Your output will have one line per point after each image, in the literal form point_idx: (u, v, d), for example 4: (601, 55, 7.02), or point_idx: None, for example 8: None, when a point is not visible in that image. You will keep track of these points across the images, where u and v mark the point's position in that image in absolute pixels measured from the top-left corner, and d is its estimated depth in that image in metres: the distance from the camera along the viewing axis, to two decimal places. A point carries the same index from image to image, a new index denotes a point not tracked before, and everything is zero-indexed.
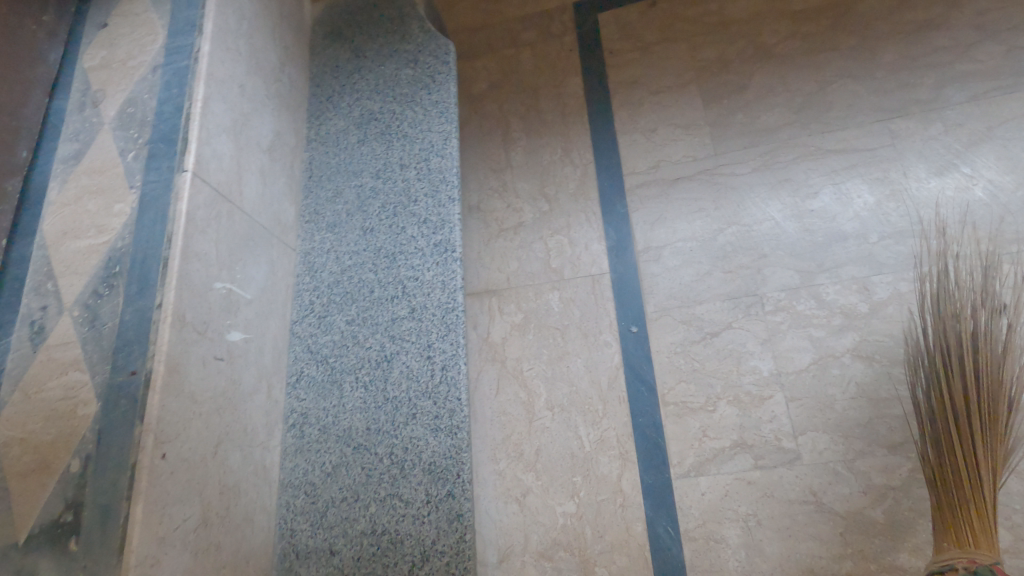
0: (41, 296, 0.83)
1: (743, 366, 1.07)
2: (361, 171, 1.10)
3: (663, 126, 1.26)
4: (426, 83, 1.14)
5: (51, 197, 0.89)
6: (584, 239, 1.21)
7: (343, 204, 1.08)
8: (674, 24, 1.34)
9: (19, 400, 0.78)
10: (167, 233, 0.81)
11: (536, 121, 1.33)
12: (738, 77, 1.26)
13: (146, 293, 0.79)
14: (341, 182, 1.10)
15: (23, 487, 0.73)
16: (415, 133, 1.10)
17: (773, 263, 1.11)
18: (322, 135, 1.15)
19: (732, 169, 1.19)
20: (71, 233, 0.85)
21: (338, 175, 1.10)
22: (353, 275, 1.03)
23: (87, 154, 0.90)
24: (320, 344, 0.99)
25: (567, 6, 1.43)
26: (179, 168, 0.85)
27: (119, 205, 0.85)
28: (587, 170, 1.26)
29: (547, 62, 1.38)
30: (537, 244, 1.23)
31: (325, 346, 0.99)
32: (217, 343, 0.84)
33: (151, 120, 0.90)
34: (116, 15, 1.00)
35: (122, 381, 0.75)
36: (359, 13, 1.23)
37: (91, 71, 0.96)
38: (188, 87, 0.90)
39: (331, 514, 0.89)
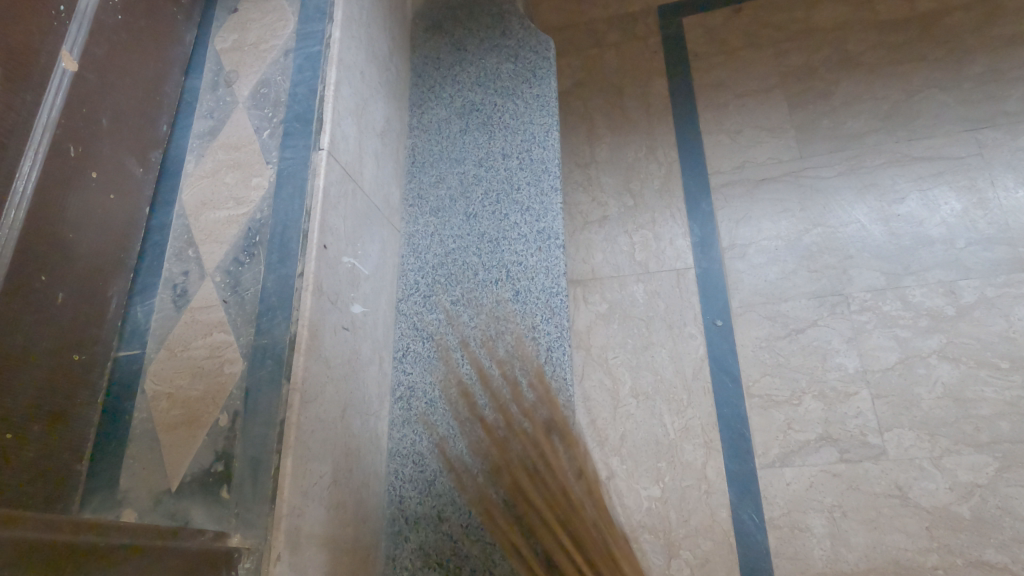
0: (182, 262, 0.88)
1: (829, 363, 1.09)
2: (464, 159, 1.14)
3: (748, 128, 1.29)
4: (527, 77, 1.18)
5: (189, 170, 0.94)
6: (668, 236, 1.25)
7: (447, 190, 1.12)
8: (760, 30, 1.37)
9: (165, 358, 0.82)
10: (305, 207, 0.86)
11: (620, 119, 1.37)
12: (824, 83, 1.28)
13: (287, 263, 0.83)
14: (444, 169, 1.14)
15: (173, 438, 0.78)
16: (517, 124, 1.14)
17: (858, 264, 1.14)
18: (424, 123, 1.19)
19: (818, 172, 1.22)
20: (210, 204, 0.90)
21: (440, 162, 1.15)
22: (458, 258, 1.07)
23: (222, 130, 0.95)
24: (424, 322, 1.03)
25: (652, 9, 1.46)
26: (314, 148, 0.90)
27: (257, 179, 0.90)
28: (672, 168, 1.30)
29: (631, 62, 1.42)
30: (621, 237, 1.27)
31: (430, 325, 1.03)
32: (344, 314, 0.89)
33: (285, 101, 0.94)
34: (246, 1, 1.05)
35: (267, 343, 0.80)
36: (460, 8, 1.28)
37: (224, 53, 1.01)
38: (321, 71, 0.95)
39: (439, 483, 0.93)
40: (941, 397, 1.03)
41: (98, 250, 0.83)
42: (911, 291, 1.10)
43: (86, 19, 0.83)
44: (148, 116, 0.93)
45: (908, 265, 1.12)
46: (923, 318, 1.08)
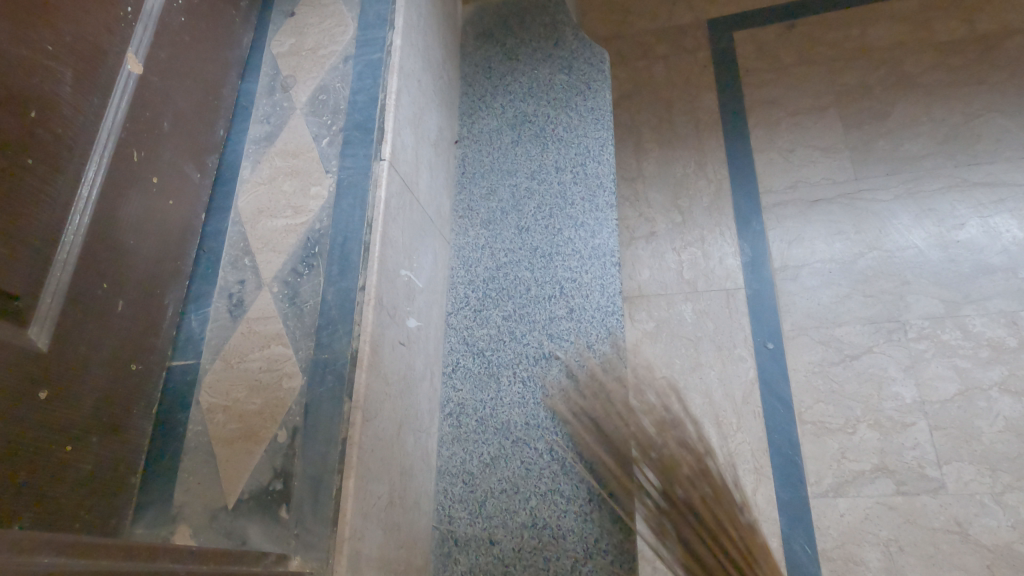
0: (238, 270, 0.86)
1: (885, 391, 1.07)
2: (516, 171, 1.12)
3: (801, 147, 1.27)
4: (581, 89, 1.16)
5: (245, 176, 0.92)
6: (717, 254, 1.22)
7: (498, 202, 1.10)
8: (814, 47, 1.34)
9: (221, 369, 0.81)
10: (367, 219, 0.84)
11: (668, 133, 1.35)
12: (880, 104, 1.26)
13: (348, 275, 0.81)
14: (495, 180, 1.12)
15: (229, 452, 0.76)
16: (571, 137, 1.12)
17: (916, 290, 1.11)
18: (475, 133, 1.17)
19: (874, 195, 1.19)
20: (266, 212, 0.89)
21: (492, 174, 1.13)
22: (509, 272, 1.05)
23: (279, 136, 0.93)
24: (476, 337, 1.01)
25: (702, 22, 1.44)
26: (375, 158, 0.88)
27: (316, 188, 0.88)
28: (722, 185, 1.27)
29: (680, 76, 1.40)
30: (670, 254, 1.24)
31: (481, 340, 1.01)
32: (401, 328, 0.87)
33: (345, 108, 0.92)
34: (303, 5, 1.03)
35: (326, 358, 0.77)
36: (512, 16, 1.26)
37: (281, 58, 1.00)
38: (382, 79, 0.93)
39: (490, 504, 0.91)
40: (1002, 431, 1.01)
41: (157, 257, 0.81)
42: (971, 320, 1.08)
43: (152, 21, 0.82)
44: (206, 120, 0.91)
45: (968, 293, 1.09)
46: (983, 349, 1.06)
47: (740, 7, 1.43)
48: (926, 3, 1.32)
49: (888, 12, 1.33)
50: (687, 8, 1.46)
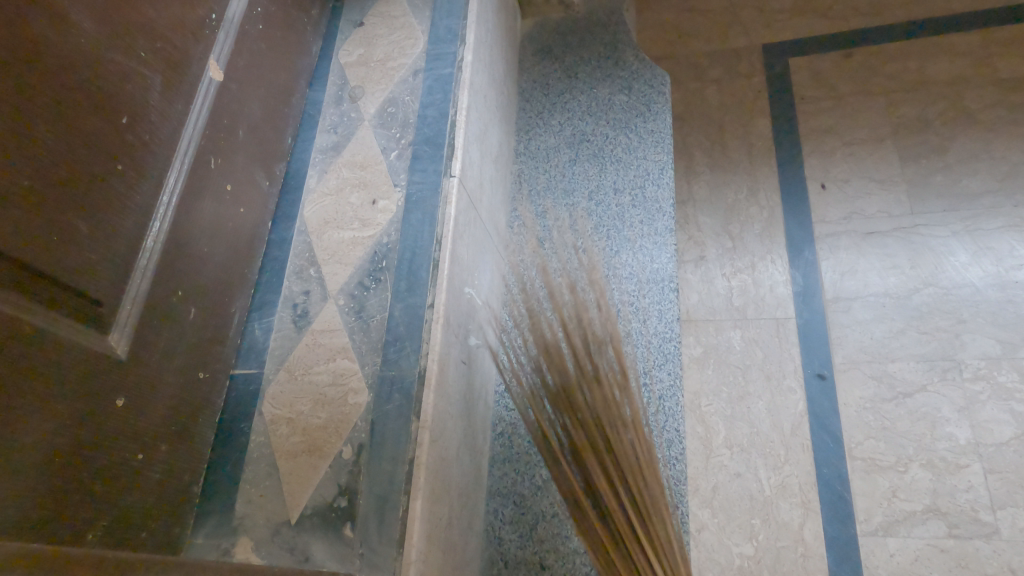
0: (303, 280, 0.86)
1: (938, 431, 1.05)
2: (574, 190, 1.11)
3: (856, 178, 1.26)
4: (641, 111, 1.15)
5: (311, 185, 0.92)
6: (767, 279, 1.21)
7: (554, 221, 1.10)
8: (871, 77, 1.33)
9: (284, 380, 0.80)
10: (436, 236, 0.84)
11: (721, 157, 1.34)
12: (938, 138, 1.25)
13: (417, 291, 0.81)
14: (553, 198, 1.12)
15: (293, 466, 0.75)
16: (630, 159, 1.12)
17: (972, 329, 1.10)
18: (533, 150, 1.17)
19: (931, 231, 1.18)
20: (333, 223, 0.88)
21: (549, 192, 1.12)
22: None
23: (346, 147, 0.93)
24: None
25: (757, 47, 1.43)
26: (445, 174, 0.88)
27: (384, 201, 0.88)
28: (774, 213, 1.26)
29: (734, 100, 1.39)
30: (720, 280, 1.23)
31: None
32: (463, 346, 0.86)
33: (414, 122, 0.92)
34: (373, 16, 1.03)
35: (394, 375, 0.77)
36: (571, 34, 1.26)
37: (349, 68, 1.00)
38: (452, 95, 0.93)
39: (542, 527, 0.91)
40: None
41: (228, 266, 0.81)
42: None
43: (232, 29, 0.82)
44: (277, 127, 0.91)
45: None
46: None
47: (796, 33, 1.43)
48: (987, 39, 1.31)
49: (947, 46, 1.32)
50: (742, 32, 1.46)
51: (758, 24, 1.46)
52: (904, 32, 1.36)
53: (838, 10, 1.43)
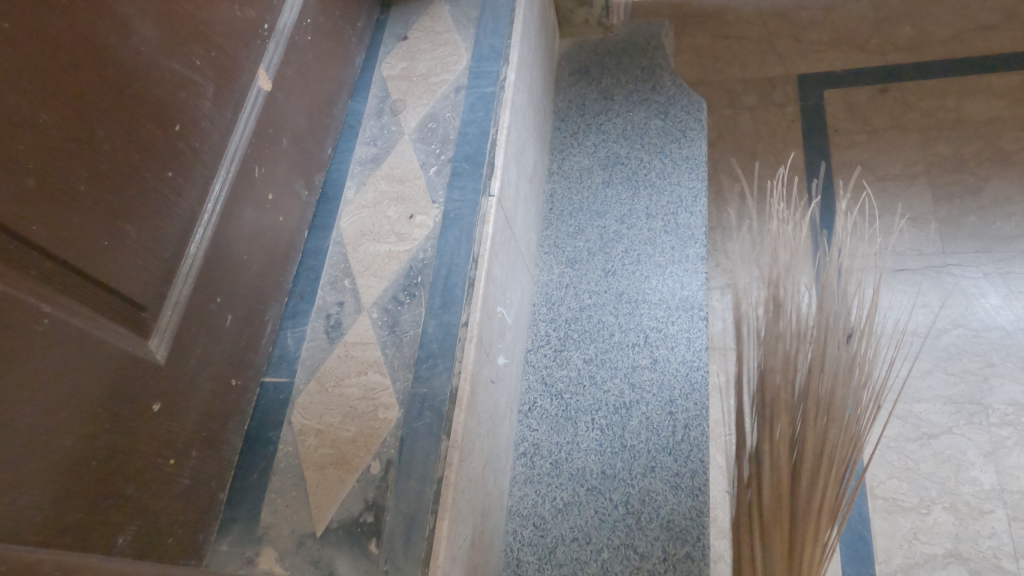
0: (337, 291, 0.86)
1: (962, 475, 1.04)
2: (605, 213, 1.11)
3: (888, 214, 1.25)
4: (677, 136, 1.15)
5: (349, 197, 0.92)
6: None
7: (585, 242, 1.10)
8: (906, 113, 1.33)
9: (314, 391, 0.80)
10: (473, 254, 0.84)
11: (752, 185, 1.33)
12: (972, 178, 1.24)
13: (451, 308, 0.81)
14: (584, 220, 1.11)
15: (320, 478, 0.75)
16: (664, 184, 1.12)
17: (1001, 374, 1.09)
18: (566, 170, 1.17)
19: (962, 271, 1.17)
20: (370, 235, 0.89)
21: (580, 213, 1.12)
22: (593, 315, 1.04)
23: (386, 160, 0.94)
24: (555, 377, 1.00)
25: (792, 76, 1.43)
26: (484, 192, 0.88)
27: (421, 217, 0.88)
28: (803, 244, 1.26)
29: (767, 129, 1.39)
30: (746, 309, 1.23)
31: (559, 380, 1.00)
32: (492, 366, 0.86)
33: (454, 139, 0.93)
34: (416, 30, 1.04)
35: (425, 393, 0.77)
36: (609, 56, 1.26)
37: (391, 81, 1.00)
38: (493, 113, 0.93)
39: (560, 551, 0.90)
40: None
41: (265, 274, 0.81)
42: None
43: (281, 39, 0.83)
44: (319, 137, 0.92)
45: None
46: None
47: (832, 65, 1.42)
48: None
49: (985, 85, 1.32)
50: (777, 61, 1.46)
51: (794, 54, 1.46)
52: (942, 70, 1.36)
53: (875, 44, 1.42)
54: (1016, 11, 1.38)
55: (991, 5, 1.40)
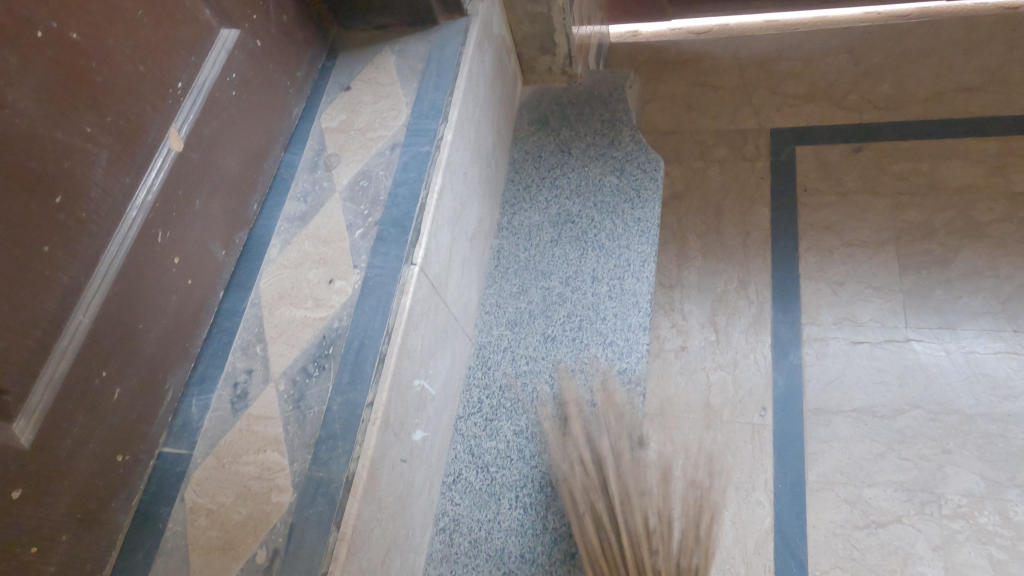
0: (248, 358, 0.83)
1: (909, 569, 0.99)
2: (551, 273, 1.08)
3: (853, 282, 1.20)
4: (631, 196, 1.12)
5: (273, 255, 0.89)
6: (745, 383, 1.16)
7: (527, 303, 1.06)
8: (879, 175, 1.28)
9: (212, 465, 0.77)
10: (387, 327, 0.80)
11: (715, 244, 1.29)
12: (942, 249, 1.19)
13: (358, 386, 0.78)
14: (528, 280, 1.08)
15: (203, 563, 0.72)
16: (613, 246, 1.08)
17: (957, 462, 1.04)
18: (517, 224, 1.13)
19: (925, 348, 1.12)
20: (287, 300, 0.85)
21: (526, 272, 1.09)
22: (528, 383, 1.00)
23: (313, 218, 0.91)
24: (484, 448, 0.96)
25: (765, 130, 1.39)
26: (406, 261, 0.84)
27: (341, 282, 0.85)
28: (763, 308, 1.21)
29: (735, 185, 1.34)
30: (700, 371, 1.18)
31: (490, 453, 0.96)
32: (405, 444, 0.82)
33: (384, 200, 0.89)
34: (360, 80, 1.01)
35: (321, 478, 0.73)
36: (570, 106, 1.23)
37: (329, 133, 0.97)
38: (426, 175, 0.90)
39: None
40: None
41: (167, 342, 0.77)
42: (1012, 506, 1.00)
43: (201, 95, 0.79)
44: (243, 193, 0.88)
45: (1013, 475, 1.02)
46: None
47: (807, 120, 1.38)
48: (1005, 147, 1.25)
49: (963, 150, 1.26)
50: (751, 113, 1.42)
51: (770, 107, 1.41)
52: (919, 131, 1.31)
53: (853, 100, 1.38)
54: (999, 72, 1.34)
55: (974, 65, 1.36)
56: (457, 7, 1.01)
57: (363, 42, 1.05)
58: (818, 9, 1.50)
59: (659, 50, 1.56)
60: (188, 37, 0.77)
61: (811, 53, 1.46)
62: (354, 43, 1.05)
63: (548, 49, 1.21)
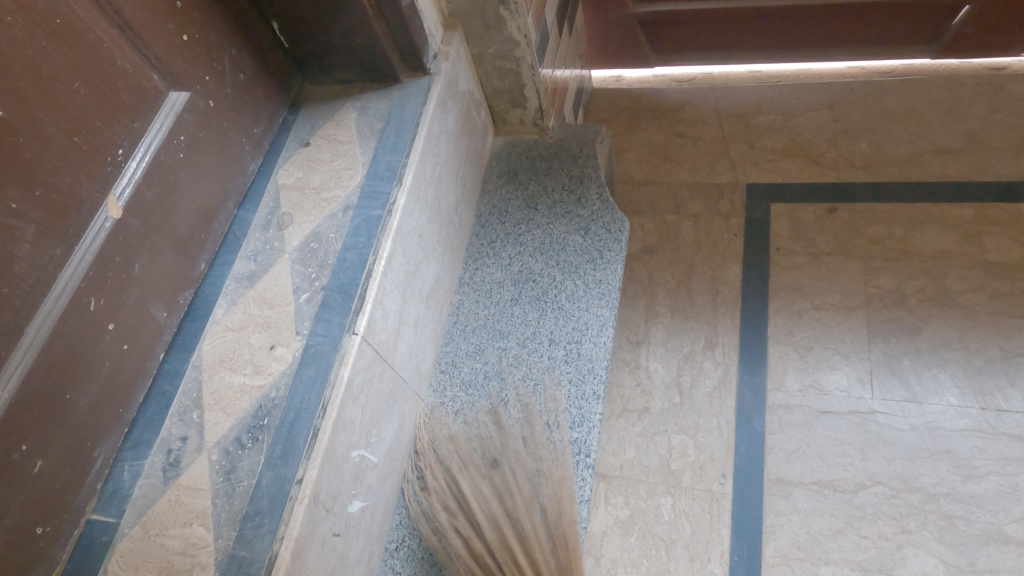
0: (183, 424, 0.81)
1: None
2: (509, 333, 1.06)
3: (820, 347, 1.18)
4: (593, 257, 1.11)
5: (217, 315, 0.88)
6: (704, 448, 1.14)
7: (483, 364, 1.04)
8: (852, 237, 1.26)
9: (137, 536, 0.75)
10: (323, 400, 0.79)
11: (684, 300, 1.27)
12: (913, 317, 1.17)
13: (290, 461, 0.76)
14: (486, 340, 1.06)
15: None
16: (572, 308, 1.07)
17: (917, 543, 1.01)
18: (479, 280, 1.12)
19: (890, 421, 1.09)
20: (227, 364, 0.84)
21: (484, 331, 1.07)
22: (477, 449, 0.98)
23: (261, 279, 0.90)
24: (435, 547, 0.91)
25: (741, 185, 1.37)
26: (348, 329, 0.83)
27: (282, 348, 0.84)
28: (729, 371, 1.19)
29: (708, 240, 1.33)
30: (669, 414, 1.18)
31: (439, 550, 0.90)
32: (338, 518, 0.80)
33: (332, 264, 0.88)
34: (320, 136, 1.00)
35: (245, 557, 0.72)
36: (539, 160, 1.22)
37: (284, 190, 0.96)
38: (375, 240, 0.89)
39: None
40: None
41: (98, 408, 0.77)
42: None
43: (145, 160, 0.79)
44: (190, 253, 0.87)
45: (974, 560, 0.99)
46: None
47: (784, 176, 1.36)
48: (981, 215, 1.24)
49: (938, 215, 1.25)
50: (728, 167, 1.40)
51: (747, 161, 1.40)
52: (894, 193, 1.29)
53: (831, 158, 1.36)
54: (979, 136, 1.32)
55: (955, 128, 1.34)
56: (420, 65, 1.01)
57: (326, 97, 1.04)
58: (801, 62, 1.53)
59: (641, 96, 1.55)
60: (132, 103, 0.77)
61: (791, 107, 1.44)
62: (318, 97, 1.05)
63: (518, 102, 1.20)
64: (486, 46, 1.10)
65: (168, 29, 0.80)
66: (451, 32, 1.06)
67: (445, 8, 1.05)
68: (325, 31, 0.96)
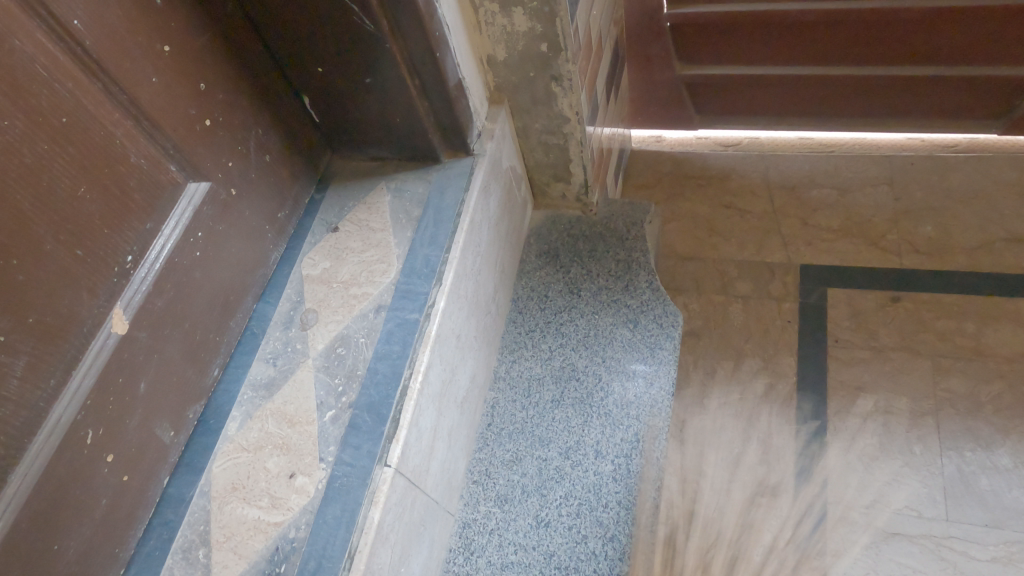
0: (188, 564, 0.69)
1: None
2: (550, 442, 0.96)
3: (886, 457, 1.07)
4: (643, 355, 1.02)
5: (229, 432, 0.77)
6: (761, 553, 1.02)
7: (521, 476, 0.94)
8: (918, 331, 1.16)
9: None
10: (351, 546, 0.68)
11: (733, 394, 1.16)
12: (989, 430, 1.07)
13: None
14: (524, 447, 0.96)
15: None
16: (619, 414, 0.97)
17: None
18: (521, 378, 1.02)
19: (967, 550, 0.99)
20: (240, 492, 0.73)
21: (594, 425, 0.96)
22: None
23: (281, 389, 0.79)
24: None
25: (794, 266, 1.27)
26: (379, 459, 0.73)
27: (303, 477, 0.73)
28: (786, 479, 1.07)
29: (759, 326, 1.22)
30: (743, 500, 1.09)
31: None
32: None
33: (361, 376, 0.78)
34: (349, 221, 0.90)
35: None
36: (581, 241, 1.14)
37: (309, 283, 0.86)
38: (411, 350, 0.79)
39: None
40: None
41: (88, 556, 0.65)
42: None
43: (156, 265, 0.69)
44: (201, 361, 0.77)
45: None
46: None
47: (841, 258, 1.26)
48: None
49: (1013, 311, 1.15)
50: (780, 244, 1.30)
51: (800, 239, 1.30)
52: (963, 283, 1.19)
53: (892, 240, 1.27)
54: None
55: None
56: (463, 146, 0.91)
57: (357, 175, 0.95)
58: (855, 130, 1.44)
59: (684, 160, 1.46)
60: (145, 201, 0.67)
61: (847, 182, 1.35)
62: (348, 173, 0.95)
63: (562, 177, 1.11)
64: (532, 121, 1.00)
65: (190, 115, 0.70)
66: (496, 106, 0.96)
67: (492, 82, 0.95)
68: (361, 109, 0.87)
